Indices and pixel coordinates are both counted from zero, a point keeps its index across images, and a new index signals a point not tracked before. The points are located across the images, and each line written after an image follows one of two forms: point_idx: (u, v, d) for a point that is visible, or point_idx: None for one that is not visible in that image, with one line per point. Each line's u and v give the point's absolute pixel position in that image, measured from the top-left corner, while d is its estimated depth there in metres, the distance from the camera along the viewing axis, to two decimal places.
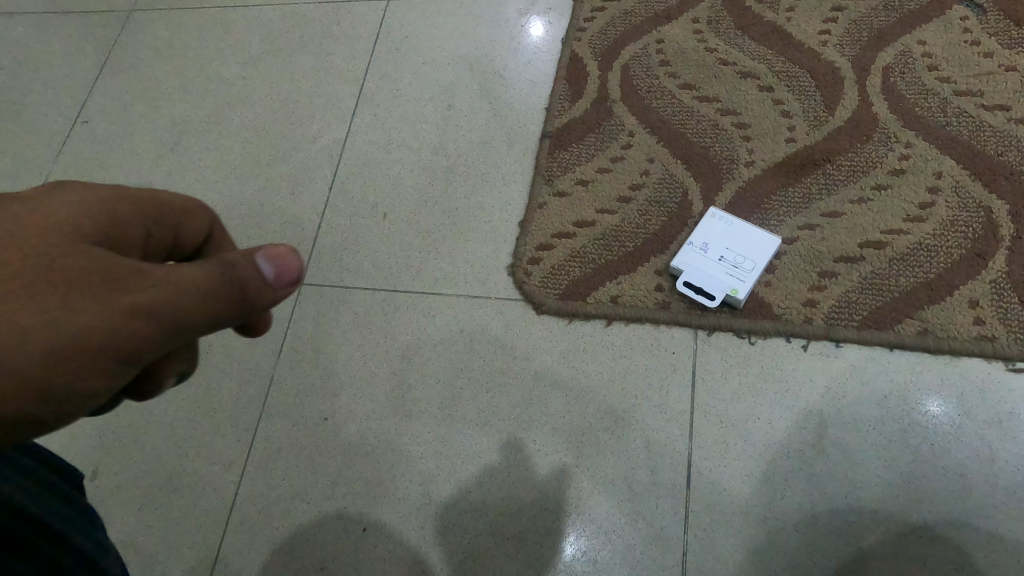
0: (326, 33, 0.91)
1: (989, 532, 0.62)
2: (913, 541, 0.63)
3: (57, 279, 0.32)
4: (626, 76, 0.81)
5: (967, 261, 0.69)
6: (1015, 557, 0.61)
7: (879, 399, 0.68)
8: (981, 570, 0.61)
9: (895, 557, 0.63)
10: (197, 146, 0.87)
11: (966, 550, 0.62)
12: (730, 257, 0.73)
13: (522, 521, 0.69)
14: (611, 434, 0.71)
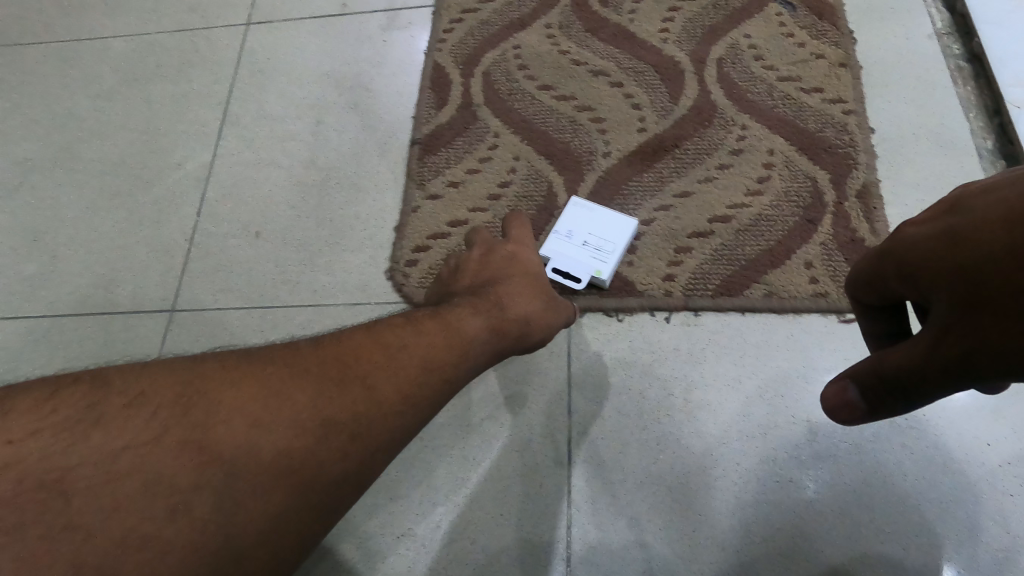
0: (186, 62, 0.92)
1: (832, 471, 0.69)
2: (772, 486, 0.68)
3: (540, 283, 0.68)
4: (486, 82, 0.85)
5: (800, 227, 0.76)
6: (855, 490, 0.68)
7: (735, 359, 0.74)
8: (827, 505, 0.67)
9: (756, 504, 0.68)
10: (52, 183, 0.85)
11: (814, 489, 0.68)
12: (592, 241, 0.78)
13: (416, 518, 0.72)
14: (494, 423, 0.75)
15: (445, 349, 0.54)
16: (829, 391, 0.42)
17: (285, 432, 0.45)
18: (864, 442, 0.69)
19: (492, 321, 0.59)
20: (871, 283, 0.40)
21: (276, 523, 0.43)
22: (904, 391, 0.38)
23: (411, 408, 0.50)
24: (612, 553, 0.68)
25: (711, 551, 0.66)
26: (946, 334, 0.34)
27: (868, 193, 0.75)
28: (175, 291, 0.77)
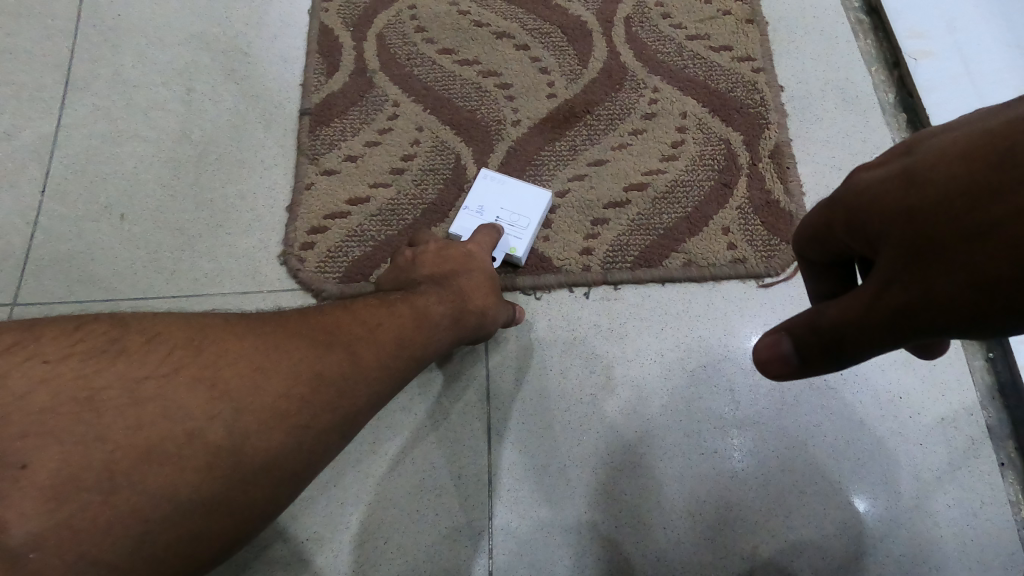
0: (14, 13, 0.79)
1: (757, 437, 0.67)
2: (698, 458, 0.66)
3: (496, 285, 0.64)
4: (381, 45, 0.78)
5: (716, 191, 0.74)
6: (778, 456, 0.66)
7: (656, 331, 0.71)
8: (752, 472, 0.66)
9: (683, 477, 0.65)
10: None
11: (740, 457, 0.66)
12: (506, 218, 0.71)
13: (325, 524, 0.65)
14: (407, 413, 0.68)
15: (427, 320, 0.55)
16: (759, 344, 0.35)
17: (285, 379, 0.45)
18: (787, 405, 0.68)
19: (459, 306, 0.57)
20: (818, 235, 0.34)
21: (278, 460, 0.44)
22: (842, 347, 0.32)
23: (396, 371, 0.51)
24: (539, 542, 0.63)
25: (639, 530, 0.63)
26: (900, 280, 0.29)
27: (780, 152, 0.74)
28: (19, 285, 0.66)
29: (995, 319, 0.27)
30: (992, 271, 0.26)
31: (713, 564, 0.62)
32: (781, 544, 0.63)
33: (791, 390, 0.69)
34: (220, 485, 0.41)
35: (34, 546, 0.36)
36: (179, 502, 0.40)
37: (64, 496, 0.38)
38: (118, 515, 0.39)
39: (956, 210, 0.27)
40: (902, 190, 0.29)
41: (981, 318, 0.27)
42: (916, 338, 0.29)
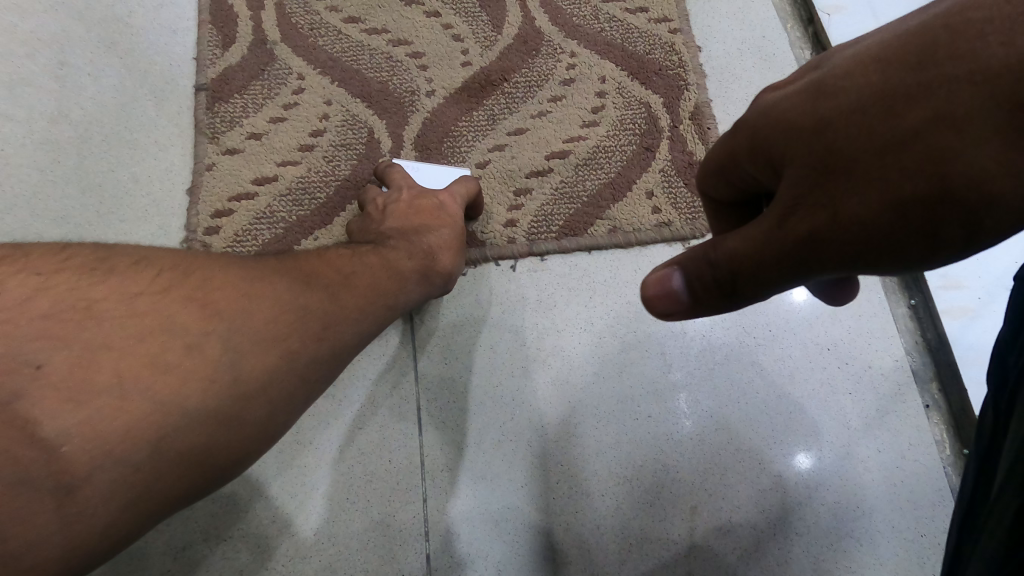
0: None
1: (691, 397, 0.67)
2: (632, 424, 0.65)
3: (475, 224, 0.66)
4: (282, 15, 0.73)
5: (639, 155, 0.73)
6: (712, 415, 0.66)
7: (586, 300, 0.69)
8: (689, 433, 0.65)
9: (619, 443, 0.64)
10: None
11: (676, 420, 0.66)
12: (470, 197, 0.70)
13: (249, 526, 0.60)
14: (331, 402, 0.65)
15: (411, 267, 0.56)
16: (650, 278, 0.34)
17: (284, 304, 0.43)
18: (717, 366, 0.68)
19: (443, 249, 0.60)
20: (722, 166, 0.32)
21: (276, 386, 0.41)
22: (740, 282, 0.31)
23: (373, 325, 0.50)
24: (475, 523, 0.61)
25: (578, 502, 0.62)
26: (806, 203, 0.28)
27: (701, 113, 0.73)
28: None
29: (911, 238, 0.27)
30: (906, 186, 0.26)
31: (654, 528, 0.62)
32: (721, 502, 0.63)
33: (720, 351, 0.69)
34: (231, 397, 0.39)
35: (62, 442, 0.33)
36: (188, 415, 0.37)
37: (73, 399, 0.34)
38: (139, 419, 0.35)
39: (873, 119, 0.27)
40: (814, 100, 0.28)
41: (897, 238, 0.27)
42: (816, 269, 0.29)
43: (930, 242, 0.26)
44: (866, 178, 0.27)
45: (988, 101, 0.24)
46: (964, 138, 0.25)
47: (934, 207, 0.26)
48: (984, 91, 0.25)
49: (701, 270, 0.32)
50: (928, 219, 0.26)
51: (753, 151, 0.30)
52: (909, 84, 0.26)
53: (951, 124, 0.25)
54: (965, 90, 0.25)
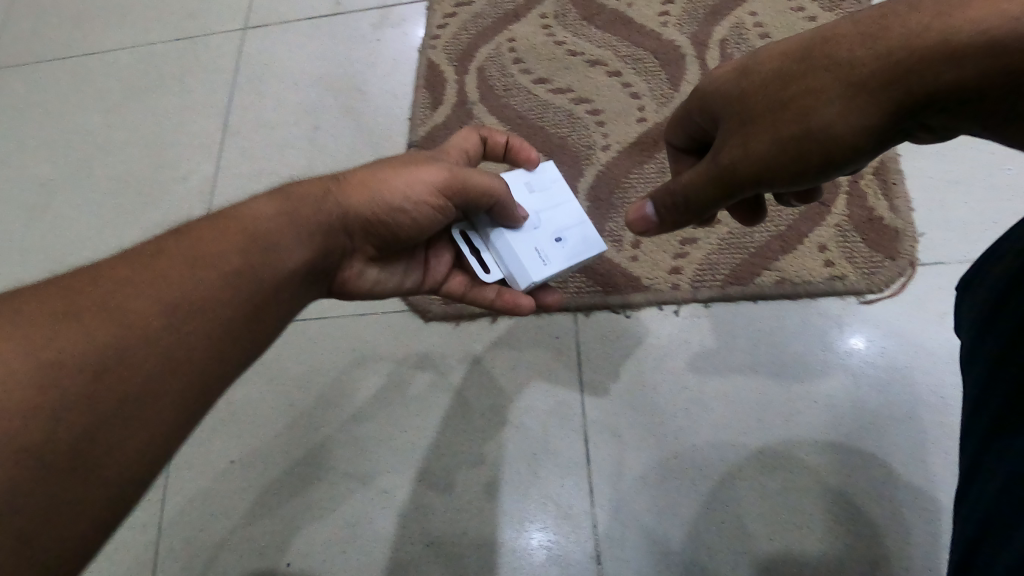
0: (187, 72, 0.96)
1: (863, 454, 0.67)
2: (802, 474, 0.67)
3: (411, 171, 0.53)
4: (483, 78, 0.85)
5: (813, 209, 0.76)
6: (888, 476, 0.66)
7: (749, 347, 0.72)
8: (861, 492, 0.66)
9: (784, 493, 0.67)
10: (73, 198, 0.90)
11: (846, 478, 0.66)
12: (552, 208, 0.60)
13: (440, 524, 0.71)
14: (510, 425, 0.74)
15: (274, 206, 0.48)
16: (630, 211, 0.47)
17: (101, 333, 0.38)
18: (898, 424, 0.67)
19: (341, 201, 0.51)
20: (682, 118, 0.44)
21: (121, 416, 0.37)
22: (692, 204, 0.43)
23: (262, 246, 0.45)
24: (643, 544, 0.67)
25: (742, 545, 0.65)
26: (726, 151, 0.39)
27: (885, 169, 0.76)
28: None
29: (803, 168, 0.37)
30: (788, 134, 0.36)
31: None
32: (901, 566, 0.62)
33: (901, 411, 0.68)
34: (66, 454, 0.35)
35: None
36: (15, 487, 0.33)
37: None
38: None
39: (769, 90, 0.36)
40: (736, 81, 0.38)
41: (794, 171, 0.37)
42: (736, 194, 0.40)
43: (818, 169, 0.37)
44: (755, 135, 0.37)
45: (847, 76, 0.33)
46: (814, 103, 0.35)
47: (813, 145, 0.36)
48: (833, 69, 0.34)
49: (663, 197, 0.45)
50: (803, 154, 0.36)
51: (701, 110, 0.42)
52: (799, 62, 0.35)
53: (812, 98, 0.35)
54: (826, 72, 0.34)
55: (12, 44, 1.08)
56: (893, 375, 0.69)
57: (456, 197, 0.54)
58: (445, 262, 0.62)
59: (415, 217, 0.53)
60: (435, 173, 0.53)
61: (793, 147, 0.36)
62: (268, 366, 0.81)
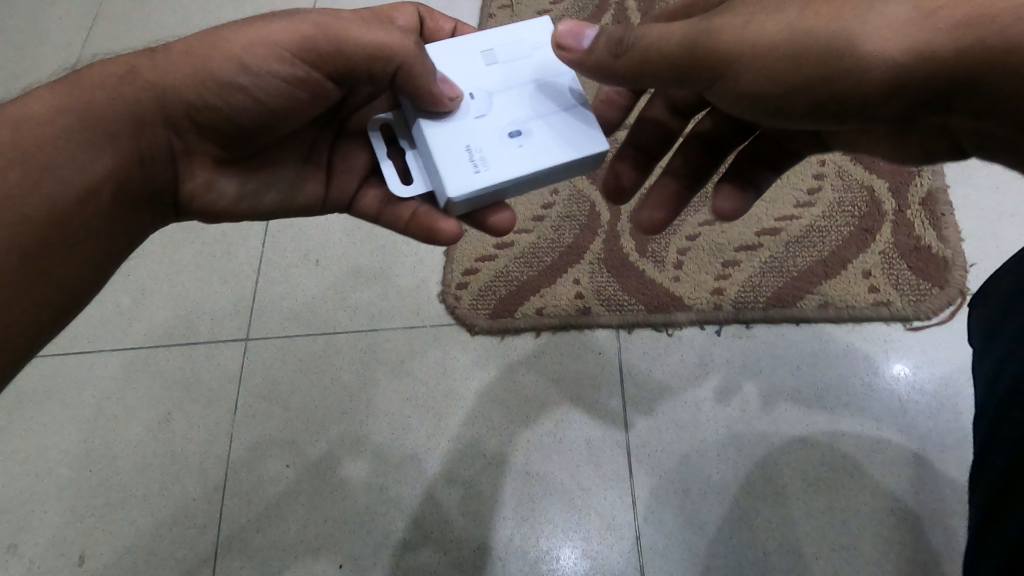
0: None
1: (912, 478, 0.68)
2: (849, 495, 0.68)
3: (266, 37, 0.47)
4: None
5: (857, 236, 0.77)
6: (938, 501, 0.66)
7: (793, 368, 0.74)
8: (911, 515, 0.66)
9: (830, 513, 0.67)
10: None
11: (894, 501, 0.67)
12: (504, 92, 0.50)
13: (486, 530, 0.73)
14: (553, 437, 0.76)
15: (48, 108, 0.47)
16: (560, 36, 0.46)
17: None
18: (946, 450, 0.68)
19: (155, 82, 0.48)
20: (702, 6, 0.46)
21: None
22: (647, 64, 0.43)
23: (72, 161, 0.46)
24: (687, 558, 0.68)
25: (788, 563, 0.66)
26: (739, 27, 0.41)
27: (932, 199, 0.77)
28: (249, 319, 0.90)
29: (807, 77, 0.40)
30: (810, 41, 0.39)
31: None
32: None
33: (948, 436, 0.68)
34: None
35: None
36: None
37: None
38: None
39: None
40: None
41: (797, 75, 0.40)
42: (719, 73, 0.42)
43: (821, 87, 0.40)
44: (787, 23, 0.39)
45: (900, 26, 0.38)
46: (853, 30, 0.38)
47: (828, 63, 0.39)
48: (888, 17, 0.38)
49: (617, 43, 0.44)
50: (820, 73, 0.40)
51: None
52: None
53: (855, 19, 0.38)
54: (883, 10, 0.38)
55: None
56: (940, 401, 0.70)
57: (326, 59, 0.48)
58: (355, 171, 0.58)
59: (264, 91, 0.49)
60: (294, 32, 0.47)
61: (815, 45, 0.39)
62: (320, 374, 0.85)
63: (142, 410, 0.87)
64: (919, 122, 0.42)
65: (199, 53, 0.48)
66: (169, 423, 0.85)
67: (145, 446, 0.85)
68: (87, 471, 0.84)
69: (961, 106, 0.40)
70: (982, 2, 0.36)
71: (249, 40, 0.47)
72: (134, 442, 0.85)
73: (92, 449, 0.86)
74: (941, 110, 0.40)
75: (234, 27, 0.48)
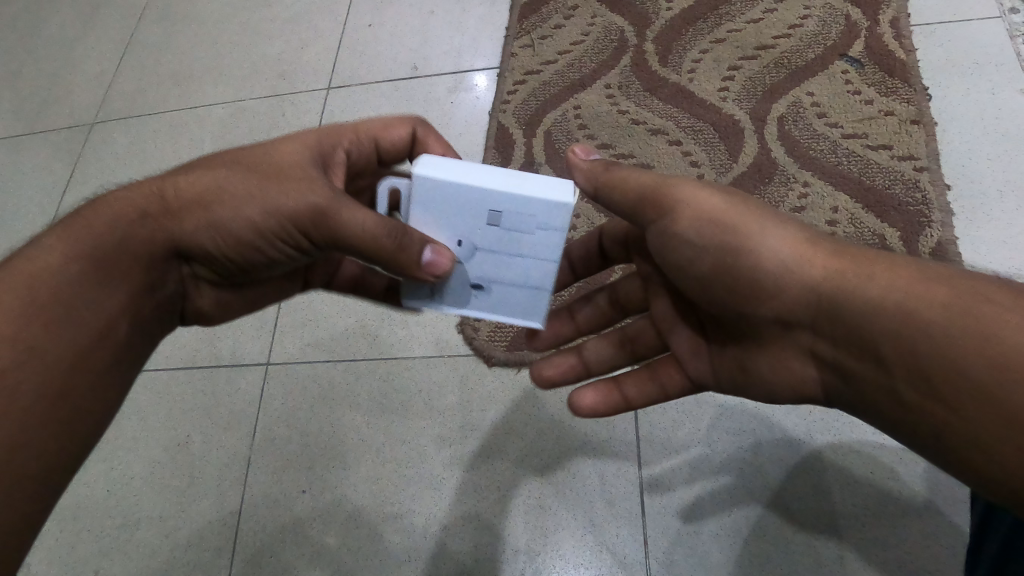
0: (275, 125, 1.06)
1: (923, 527, 0.68)
2: (858, 544, 0.69)
3: (276, 191, 0.48)
4: (549, 140, 0.91)
5: None
6: (951, 552, 0.67)
7: (804, 412, 0.76)
8: (924, 564, 0.67)
9: (842, 559, 0.68)
10: None
11: (906, 549, 0.68)
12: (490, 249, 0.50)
13: (499, 564, 0.74)
14: (567, 472, 0.77)
15: (58, 255, 0.47)
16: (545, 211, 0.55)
17: None
18: (958, 504, 0.68)
19: (168, 227, 0.49)
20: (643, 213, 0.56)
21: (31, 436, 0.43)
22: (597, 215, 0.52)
23: (87, 302, 0.46)
24: None
25: None
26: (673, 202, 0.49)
27: (944, 250, 0.75)
28: (270, 345, 0.92)
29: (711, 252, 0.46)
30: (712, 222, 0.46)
31: None
32: None
33: (959, 490, 0.69)
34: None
35: None
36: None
37: None
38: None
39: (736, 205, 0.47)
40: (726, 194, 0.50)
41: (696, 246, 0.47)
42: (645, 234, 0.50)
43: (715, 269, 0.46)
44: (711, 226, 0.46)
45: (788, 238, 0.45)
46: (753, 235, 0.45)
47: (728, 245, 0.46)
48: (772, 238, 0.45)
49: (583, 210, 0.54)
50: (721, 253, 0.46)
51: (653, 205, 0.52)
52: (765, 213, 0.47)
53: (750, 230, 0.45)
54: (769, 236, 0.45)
55: (115, 95, 1.21)
56: None
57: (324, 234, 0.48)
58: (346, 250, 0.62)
59: (268, 250, 0.50)
60: (295, 203, 0.47)
61: (727, 232, 0.45)
62: (337, 400, 0.86)
63: (162, 431, 0.89)
64: (788, 333, 0.46)
65: (219, 194, 0.49)
66: (187, 447, 0.87)
67: (163, 470, 0.86)
68: (105, 490, 0.86)
69: (824, 331, 0.43)
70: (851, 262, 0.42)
71: (258, 202, 0.48)
72: (152, 465, 0.87)
73: (110, 468, 0.87)
74: (811, 329, 0.44)
75: (254, 176, 0.49)
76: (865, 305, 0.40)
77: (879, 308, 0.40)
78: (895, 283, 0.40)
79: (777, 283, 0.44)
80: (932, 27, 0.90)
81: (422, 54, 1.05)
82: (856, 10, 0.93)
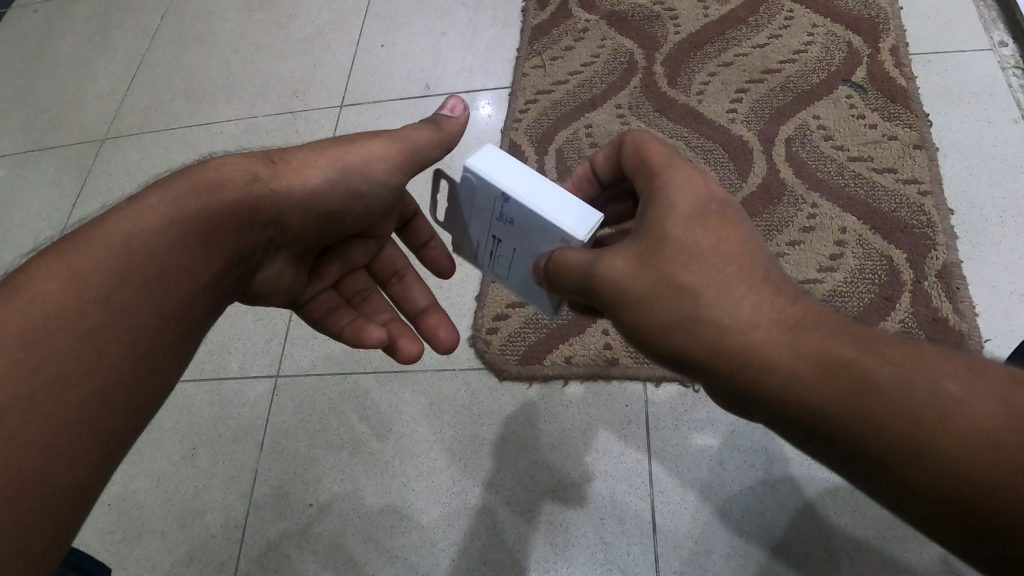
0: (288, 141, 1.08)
1: (934, 551, 0.68)
2: (870, 566, 0.69)
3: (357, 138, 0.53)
4: (561, 159, 0.93)
5: (877, 304, 0.77)
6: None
7: None
8: None
9: None
10: None
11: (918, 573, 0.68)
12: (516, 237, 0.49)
13: None
14: (578, 489, 0.77)
15: (160, 215, 0.46)
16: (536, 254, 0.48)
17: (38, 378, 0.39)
18: None
19: (274, 186, 0.50)
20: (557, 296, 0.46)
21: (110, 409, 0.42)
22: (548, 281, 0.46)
23: (182, 266, 0.46)
24: None
25: None
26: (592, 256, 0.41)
27: (948, 273, 0.77)
28: (279, 358, 0.91)
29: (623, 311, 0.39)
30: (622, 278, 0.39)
31: None
32: None
33: None
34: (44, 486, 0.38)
35: None
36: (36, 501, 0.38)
37: None
38: None
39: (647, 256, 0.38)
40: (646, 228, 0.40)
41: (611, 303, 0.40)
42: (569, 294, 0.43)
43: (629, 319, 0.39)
44: (646, 252, 0.38)
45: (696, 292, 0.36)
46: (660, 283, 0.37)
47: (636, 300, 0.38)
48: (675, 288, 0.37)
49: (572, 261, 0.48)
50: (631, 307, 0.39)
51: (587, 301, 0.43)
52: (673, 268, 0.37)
53: (657, 283, 0.37)
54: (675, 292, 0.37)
55: (127, 110, 1.22)
56: None
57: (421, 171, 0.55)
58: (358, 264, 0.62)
59: (371, 196, 0.54)
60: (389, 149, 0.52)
61: (633, 287, 0.38)
62: (346, 414, 0.86)
63: (167, 443, 0.87)
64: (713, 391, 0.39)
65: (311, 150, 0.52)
66: (192, 462, 0.86)
67: (166, 484, 0.85)
68: (107, 504, 0.84)
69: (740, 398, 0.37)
70: (764, 321, 0.34)
71: (354, 144, 0.52)
72: (156, 480, 0.85)
73: (113, 480, 0.86)
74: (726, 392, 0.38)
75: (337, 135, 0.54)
76: (771, 379, 0.33)
77: (800, 389, 0.33)
78: (802, 359, 0.33)
79: (695, 343, 0.36)
80: (930, 56, 0.93)
81: (435, 74, 1.07)
82: (857, 37, 0.96)
